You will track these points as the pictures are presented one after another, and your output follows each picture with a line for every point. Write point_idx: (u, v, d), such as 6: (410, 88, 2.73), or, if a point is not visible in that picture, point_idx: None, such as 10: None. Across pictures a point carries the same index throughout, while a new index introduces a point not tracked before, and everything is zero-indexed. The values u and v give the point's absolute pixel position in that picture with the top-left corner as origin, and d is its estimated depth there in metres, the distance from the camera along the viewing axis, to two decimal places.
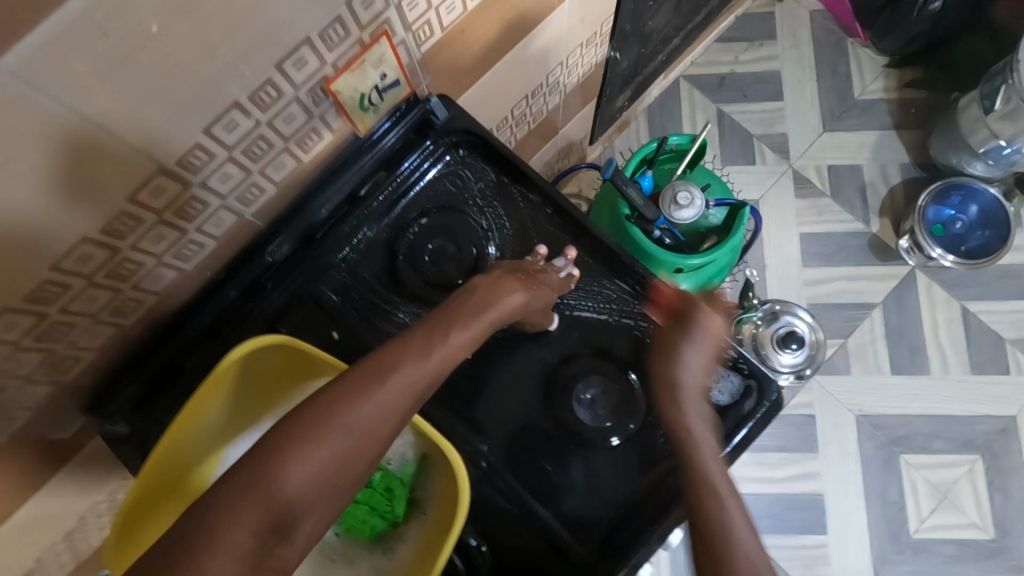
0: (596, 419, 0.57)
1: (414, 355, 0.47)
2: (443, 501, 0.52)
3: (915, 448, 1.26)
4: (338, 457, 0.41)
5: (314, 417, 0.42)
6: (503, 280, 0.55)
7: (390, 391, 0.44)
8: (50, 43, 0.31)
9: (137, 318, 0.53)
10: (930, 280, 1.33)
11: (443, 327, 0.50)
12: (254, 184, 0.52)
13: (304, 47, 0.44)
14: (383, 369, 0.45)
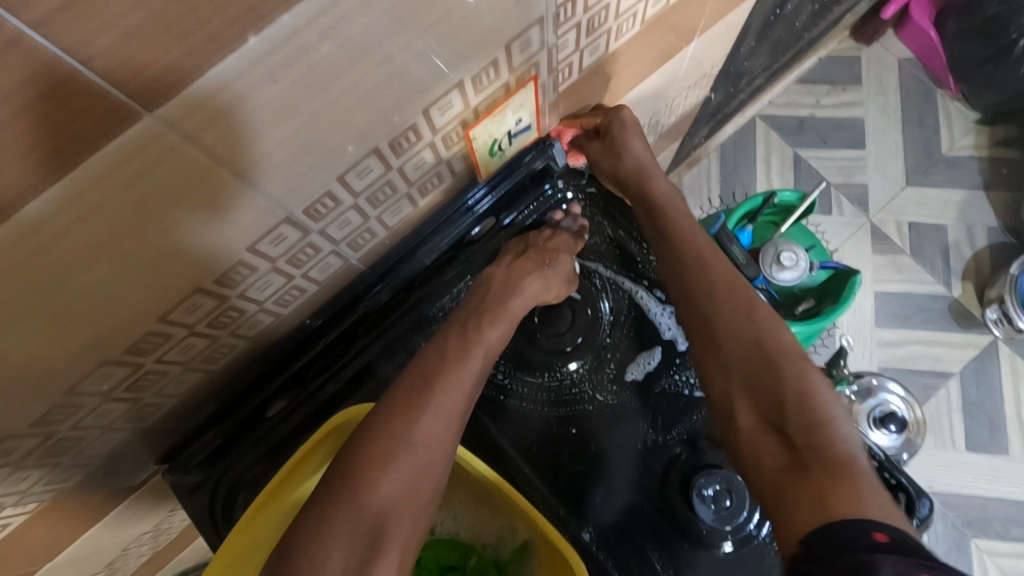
0: (718, 521, 0.50)
1: (453, 356, 0.45)
2: None
3: (990, 533, 1.17)
4: (412, 474, 0.39)
5: (385, 424, 0.40)
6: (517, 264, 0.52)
7: (449, 393, 0.42)
8: (215, 88, 0.26)
9: (225, 364, 0.48)
10: (1014, 353, 1.25)
11: (476, 319, 0.48)
12: (369, 230, 0.47)
13: (454, 92, 0.39)
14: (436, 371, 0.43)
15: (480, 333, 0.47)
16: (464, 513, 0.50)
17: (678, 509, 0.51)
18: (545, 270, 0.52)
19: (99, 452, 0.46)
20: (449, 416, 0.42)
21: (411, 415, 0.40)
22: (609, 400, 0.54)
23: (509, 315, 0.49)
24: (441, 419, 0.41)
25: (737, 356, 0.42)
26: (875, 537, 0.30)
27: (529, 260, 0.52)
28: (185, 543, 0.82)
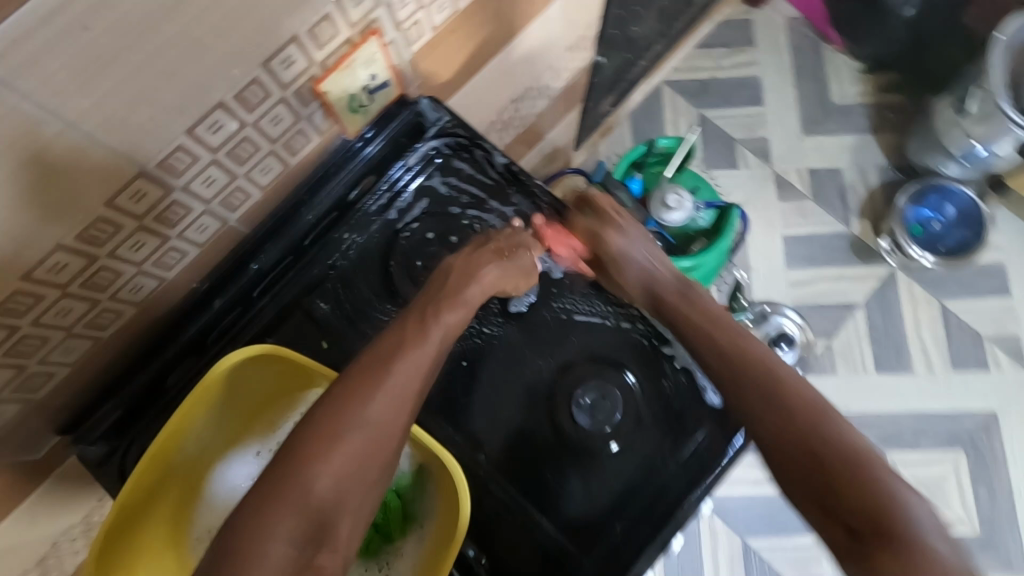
0: (596, 426, 0.55)
1: (410, 339, 0.46)
2: (442, 520, 0.50)
3: (903, 446, 1.28)
4: (363, 452, 0.40)
5: (336, 406, 0.41)
6: (480, 253, 0.54)
7: (418, 354, 0.45)
8: (24, 38, 0.29)
9: (115, 331, 0.50)
10: (910, 279, 1.35)
11: (434, 305, 0.49)
12: (239, 189, 0.50)
13: (291, 46, 0.43)
14: (384, 359, 0.44)
15: (438, 317, 0.49)
16: None
17: (563, 420, 0.56)
18: (503, 261, 0.54)
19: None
20: (401, 398, 0.43)
21: (369, 390, 0.42)
22: (494, 332, 0.58)
23: (466, 300, 0.51)
24: (391, 401, 0.42)
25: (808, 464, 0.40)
26: None
27: (490, 252, 0.54)
28: None
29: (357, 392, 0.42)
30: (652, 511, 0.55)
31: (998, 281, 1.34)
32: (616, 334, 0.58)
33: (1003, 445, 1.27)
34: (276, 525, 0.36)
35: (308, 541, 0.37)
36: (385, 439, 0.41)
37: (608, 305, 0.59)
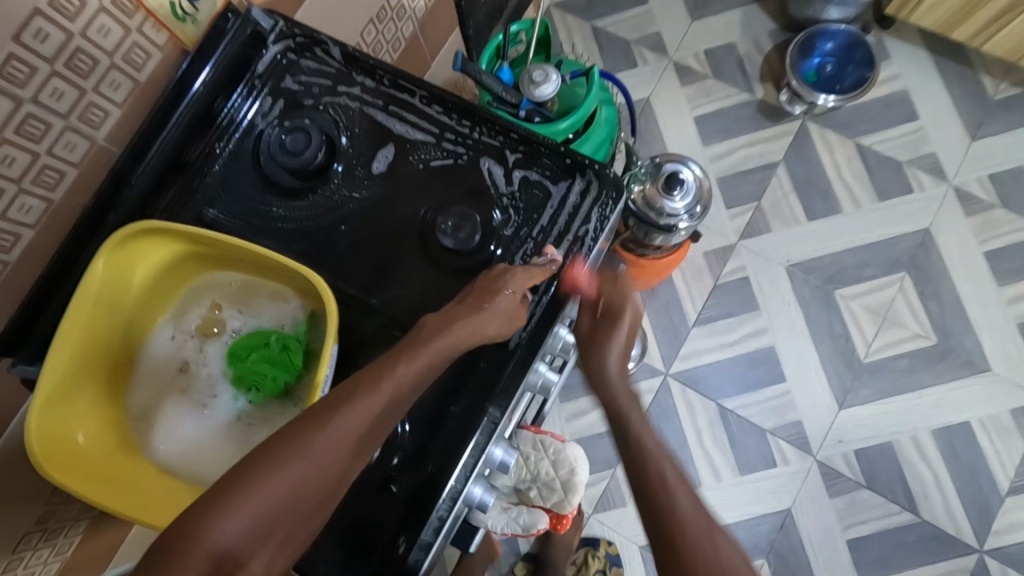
0: (461, 244, 0.60)
1: (369, 386, 0.49)
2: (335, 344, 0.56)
3: (848, 281, 1.33)
4: (295, 489, 0.45)
5: (275, 449, 0.45)
6: (458, 308, 0.55)
7: (373, 398, 0.48)
8: None
9: (20, 255, 0.57)
10: (821, 127, 1.40)
11: (398, 356, 0.51)
12: (93, 105, 0.57)
13: None
14: (336, 404, 0.47)
15: (397, 370, 0.50)
16: (261, 309, 0.59)
17: (435, 249, 0.62)
18: (478, 315, 0.54)
19: None
20: (347, 443, 0.47)
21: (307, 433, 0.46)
22: (364, 195, 0.65)
23: (434, 349, 0.52)
24: (332, 441, 0.46)
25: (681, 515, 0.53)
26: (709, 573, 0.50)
27: (465, 304, 0.55)
28: None
29: (297, 433, 0.46)
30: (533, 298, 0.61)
31: (904, 108, 1.39)
32: (470, 167, 0.64)
33: (940, 256, 1.32)
34: (201, 549, 0.41)
35: (236, 559, 0.42)
36: (322, 477, 0.46)
37: (456, 146, 0.65)
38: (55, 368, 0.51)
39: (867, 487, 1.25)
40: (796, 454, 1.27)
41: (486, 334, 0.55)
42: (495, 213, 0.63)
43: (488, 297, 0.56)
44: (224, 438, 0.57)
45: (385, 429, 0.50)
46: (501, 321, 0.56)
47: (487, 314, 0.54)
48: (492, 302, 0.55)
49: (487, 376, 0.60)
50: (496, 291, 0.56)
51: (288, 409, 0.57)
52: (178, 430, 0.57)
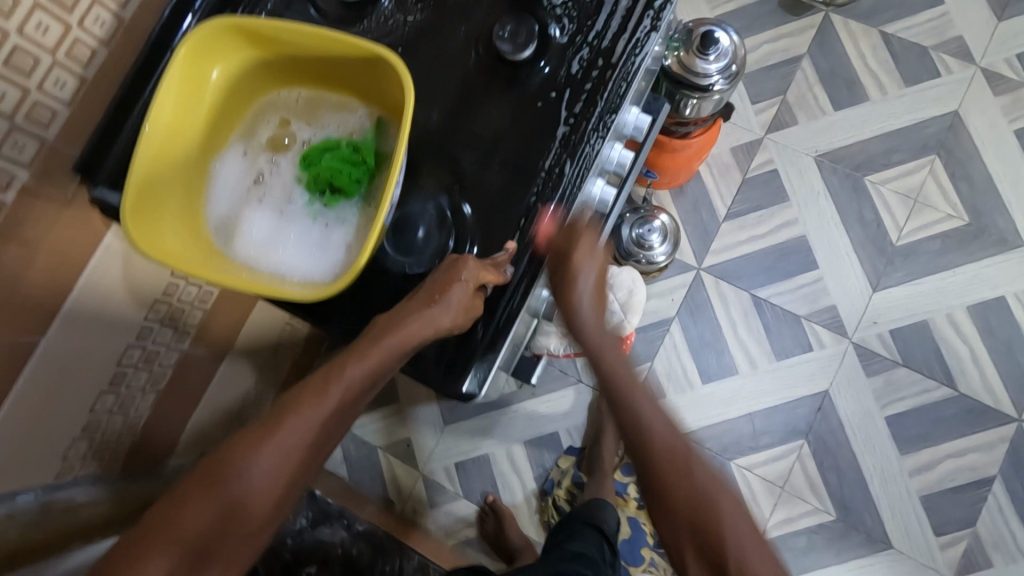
0: (517, 50, 0.62)
1: (316, 392, 0.56)
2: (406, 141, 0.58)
3: (878, 168, 1.33)
4: (235, 503, 0.50)
5: (216, 468, 0.51)
6: (411, 301, 0.59)
7: (317, 405, 0.55)
8: None
9: (94, 72, 0.60)
10: (844, 18, 1.40)
11: (345, 360, 0.58)
12: None
13: None
14: (280, 417, 0.54)
15: (345, 372, 0.57)
16: (327, 121, 0.61)
17: (493, 61, 0.63)
18: (427, 311, 0.57)
19: (24, 163, 0.55)
20: (289, 450, 0.53)
21: (252, 450, 0.52)
22: (417, 18, 0.66)
23: (378, 352, 0.57)
24: (277, 450, 0.53)
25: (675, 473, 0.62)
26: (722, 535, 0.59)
27: (416, 297, 0.59)
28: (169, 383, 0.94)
29: (247, 447, 0.52)
30: (592, 100, 0.62)
31: None
32: None
33: (970, 138, 1.32)
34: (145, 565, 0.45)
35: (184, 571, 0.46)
36: (270, 484, 0.52)
37: None
38: (142, 168, 0.53)
39: (904, 365, 1.26)
40: (831, 337, 1.29)
41: (441, 327, 0.58)
42: (551, 26, 0.63)
43: (439, 290, 0.58)
44: (303, 239, 0.59)
45: (336, 432, 0.58)
46: (456, 312, 0.58)
47: (442, 308, 0.57)
48: (446, 294, 0.57)
49: (548, 181, 0.62)
50: (449, 283, 0.58)
51: (361, 209, 0.59)
52: (257, 233, 0.60)
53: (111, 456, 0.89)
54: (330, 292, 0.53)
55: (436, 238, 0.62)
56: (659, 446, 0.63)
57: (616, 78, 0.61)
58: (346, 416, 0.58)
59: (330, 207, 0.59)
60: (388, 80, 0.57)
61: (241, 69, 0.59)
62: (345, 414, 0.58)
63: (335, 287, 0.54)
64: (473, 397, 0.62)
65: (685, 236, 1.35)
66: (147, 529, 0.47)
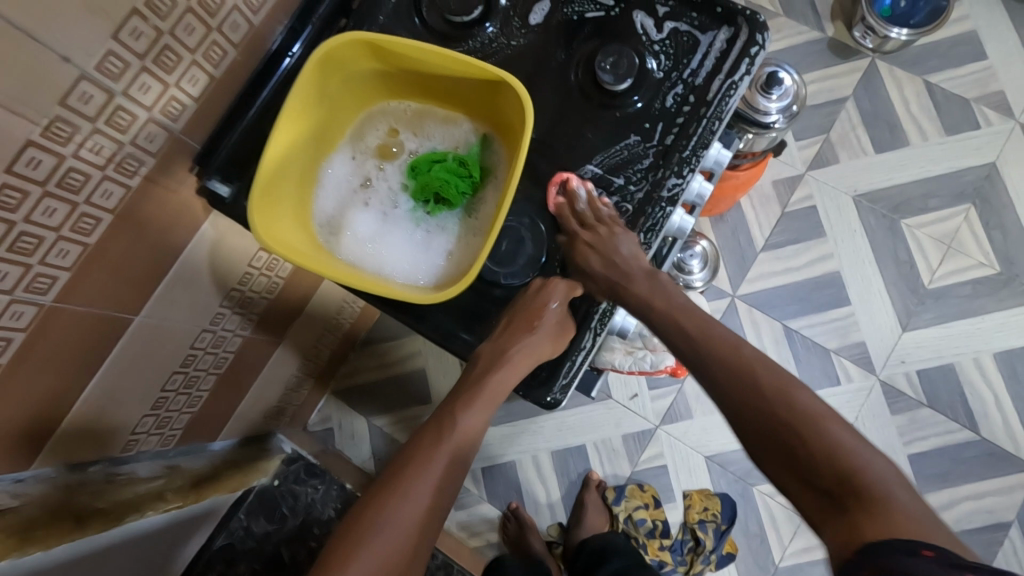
0: (616, 81, 0.66)
1: (430, 442, 0.62)
2: (513, 161, 0.63)
3: (915, 211, 1.37)
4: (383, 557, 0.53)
5: (360, 526, 0.55)
6: (507, 331, 0.64)
7: (437, 456, 0.61)
8: None
9: (223, 72, 0.64)
10: (890, 64, 1.44)
11: (452, 412, 0.64)
12: None
13: None
14: (404, 472, 0.59)
15: (467, 412, 0.64)
16: (433, 132, 0.66)
17: (591, 89, 0.67)
18: (523, 340, 0.63)
19: (151, 153, 0.61)
20: (417, 500, 0.57)
21: (382, 506, 0.56)
22: (521, 42, 0.70)
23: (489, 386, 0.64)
24: (408, 503, 0.56)
25: (762, 420, 0.57)
26: (925, 552, 0.42)
27: (507, 330, 0.64)
28: (231, 366, 0.97)
29: (379, 505, 0.56)
30: (682, 137, 0.66)
31: (974, 46, 1.42)
32: (623, 19, 0.69)
33: (1006, 190, 1.36)
34: None
35: None
36: (405, 534, 0.55)
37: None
38: (270, 164, 0.56)
39: (929, 406, 1.30)
40: (859, 372, 1.32)
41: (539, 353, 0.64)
42: (649, 59, 0.67)
43: (534, 313, 0.63)
44: (406, 241, 0.63)
45: (440, 514, 0.59)
46: (552, 335, 0.64)
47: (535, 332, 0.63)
48: (541, 319, 0.63)
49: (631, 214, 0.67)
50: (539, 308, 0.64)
51: (462, 219, 0.64)
52: (362, 232, 0.63)
53: (170, 432, 0.92)
54: (446, 294, 0.57)
55: (531, 249, 0.68)
56: (772, 407, 0.56)
57: (708, 118, 0.65)
58: (455, 477, 0.62)
59: (434, 214, 0.64)
60: (505, 104, 0.61)
61: (360, 78, 0.63)
62: (453, 473, 0.61)
63: (449, 290, 0.57)
64: (559, 405, 0.67)
65: (722, 261, 1.39)
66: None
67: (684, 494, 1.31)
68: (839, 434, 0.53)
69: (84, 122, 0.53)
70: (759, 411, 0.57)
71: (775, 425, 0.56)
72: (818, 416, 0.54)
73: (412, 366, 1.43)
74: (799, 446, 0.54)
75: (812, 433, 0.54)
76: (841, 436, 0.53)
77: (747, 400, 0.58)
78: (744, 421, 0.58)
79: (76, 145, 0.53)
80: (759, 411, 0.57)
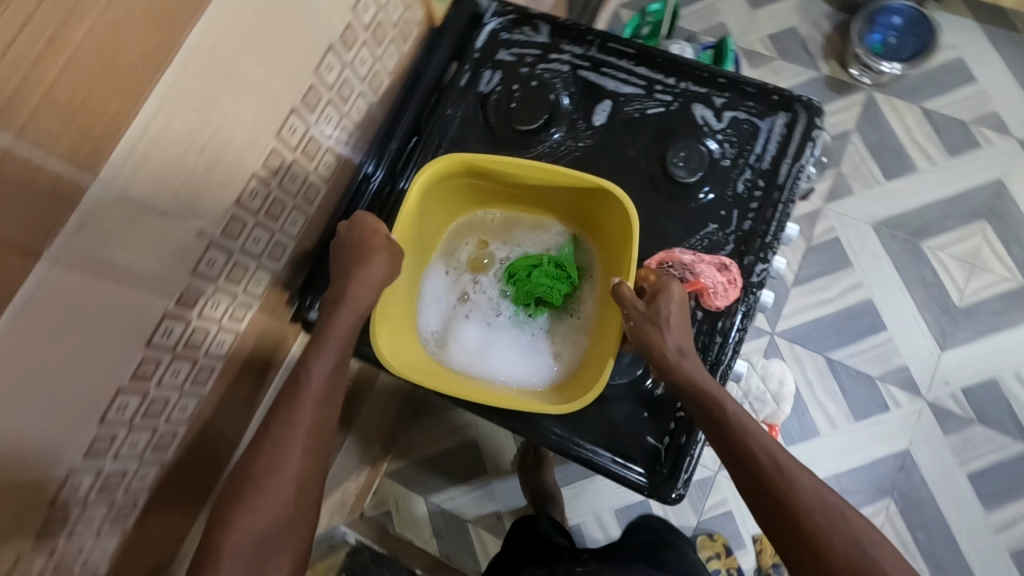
0: (687, 174, 0.69)
1: (290, 403, 0.60)
2: (607, 261, 0.72)
3: (933, 233, 1.42)
4: (253, 536, 0.55)
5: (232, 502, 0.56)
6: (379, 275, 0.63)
7: (300, 415, 0.59)
8: None
9: (315, 207, 0.69)
10: (888, 95, 1.51)
11: (306, 358, 0.62)
12: (377, 73, 0.71)
13: None
14: (274, 441, 0.58)
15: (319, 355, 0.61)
16: (524, 237, 0.75)
17: (663, 183, 0.71)
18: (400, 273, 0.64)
19: (257, 294, 0.65)
20: (288, 473, 0.57)
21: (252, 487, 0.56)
22: (589, 143, 0.73)
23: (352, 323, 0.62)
24: (273, 483, 0.56)
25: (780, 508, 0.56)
26: None
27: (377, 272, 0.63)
28: None
29: (244, 484, 0.56)
30: (759, 220, 0.69)
31: (963, 72, 1.50)
32: (683, 112, 0.72)
33: (1016, 204, 1.42)
34: None
35: None
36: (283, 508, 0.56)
37: (666, 95, 0.73)
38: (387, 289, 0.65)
39: (979, 423, 1.32)
40: (906, 397, 1.34)
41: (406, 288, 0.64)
42: (715, 148, 0.71)
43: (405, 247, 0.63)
44: (515, 343, 0.71)
45: (318, 471, 0.60)
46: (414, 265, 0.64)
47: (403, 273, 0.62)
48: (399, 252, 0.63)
49: None
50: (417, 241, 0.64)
51: (564, 318, 0.72)
52: (471, 342, 0.71)
53: None
54: (588, 398, 0.62)
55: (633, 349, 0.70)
56: (796, 493, 0.55)
57: (781, 200, 0.68)
58: (324, 435, 0.61)
59: (535, 316, 0.71)
60: (595, 212, 0.70)
61: (451, 197, 0.73)
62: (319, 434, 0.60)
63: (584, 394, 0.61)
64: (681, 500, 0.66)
65: None
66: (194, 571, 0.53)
67: (753, 538, 1.31)
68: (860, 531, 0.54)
69: (207, 283, 0.57)
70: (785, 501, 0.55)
71: (800, 515, 0.55)
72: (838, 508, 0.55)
73: (464, 435, 1.43)
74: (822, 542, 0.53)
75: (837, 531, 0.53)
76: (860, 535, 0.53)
77: (769, 483, 0.57)
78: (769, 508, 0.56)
79: (201, 307, 0.57)
80: (786, 500, 0.55)
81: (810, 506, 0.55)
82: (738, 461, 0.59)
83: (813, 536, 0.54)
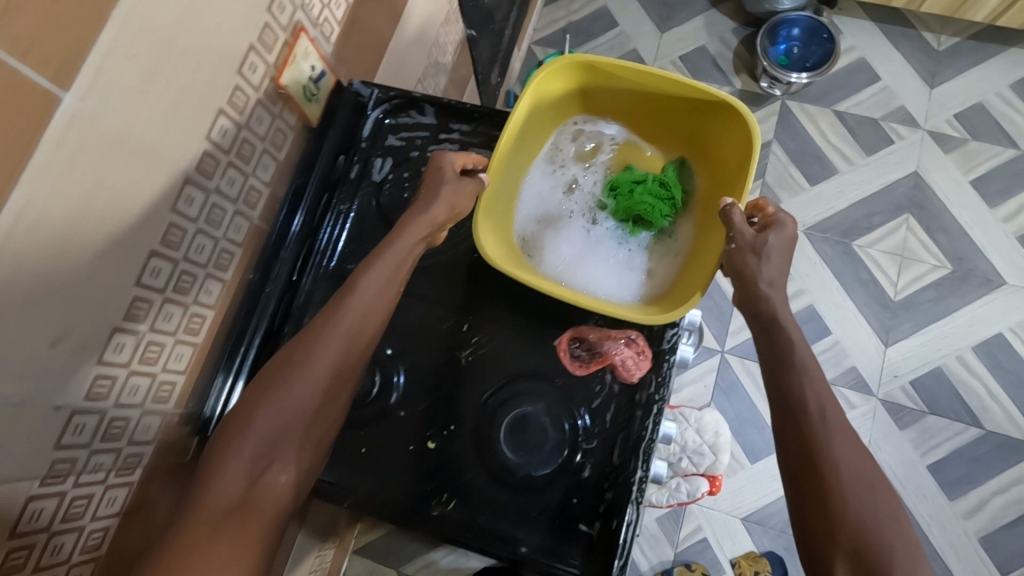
0: None
1: (342, 296, 0.64)
2: (706, 179, 0.91)
3: (863, 231, 1.45)
4: (271, 427, 0.56)
5: (276, 372, 0.58)
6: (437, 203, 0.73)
7: (351, 307, 0.63)
8: (76, 117, 0.49)
9: (205, 335, 0.70)
10: (800, 102, 1.55)
11: (362, 270, 0.66)
12: (253, 187, 0.73)
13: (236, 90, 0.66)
14: (313, 335, 0.61)
15: (365, 282, 0.65)
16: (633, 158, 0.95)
17: None
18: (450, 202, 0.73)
19: (148, 441, 0.65)
20: (317, 374, 0.59)
21: (287, 377, 0.58)
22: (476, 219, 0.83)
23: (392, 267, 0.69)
24: (306, 379, 0.58)
25: (808, 464, 0.60)
26: None
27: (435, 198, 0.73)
28: None
29: (289, 364, 0.59)
30: None
31: (865, 72, 1.55)
32: None
33: (935, 193, 1.46)
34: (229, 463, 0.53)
35: (255, 473, 0.54)
36: (315, 387, 0.59)
37: None
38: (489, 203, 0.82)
39: (932, 413, 1.34)
40: (859, 397, 1.36)
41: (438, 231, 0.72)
42: None
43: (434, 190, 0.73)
44: (609, 250, 0.91)
45: (347, 375, 0.62)
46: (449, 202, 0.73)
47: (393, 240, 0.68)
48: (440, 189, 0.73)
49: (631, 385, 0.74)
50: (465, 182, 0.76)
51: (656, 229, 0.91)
52: (566, 250, 0.91)
53: None
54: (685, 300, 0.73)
55: (553, 435, 0.73)
56: (832, 456, 0.59)
57: None
58: (359, 346, 0.63)
59: (630, 230, 0.91)
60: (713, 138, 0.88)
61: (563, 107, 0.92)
62: (356, 342, 0.63)
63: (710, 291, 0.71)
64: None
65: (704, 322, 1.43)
66: (229, 429, 0.55)
67: (731, 563, 1.29)
68: (879, 512, 0.56)
69: (80, 451, 0.57)
70: (820, 461, 0.59)
71: (832, 477, 0.58)
72: (855, 490, 0.57)
73: None
74: (840, 506, 0.57)
75: (855, 502, 0.56)
76: (878, 513, 0.56)
77: (803, 442, 0.61)
78: (800, 461, 0.60)
79: (76, 476, 0.57)
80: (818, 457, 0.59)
81: (852, 469, 0.58)
82: (788, 409, 0.63)
83: (833, 500, 0.57)
